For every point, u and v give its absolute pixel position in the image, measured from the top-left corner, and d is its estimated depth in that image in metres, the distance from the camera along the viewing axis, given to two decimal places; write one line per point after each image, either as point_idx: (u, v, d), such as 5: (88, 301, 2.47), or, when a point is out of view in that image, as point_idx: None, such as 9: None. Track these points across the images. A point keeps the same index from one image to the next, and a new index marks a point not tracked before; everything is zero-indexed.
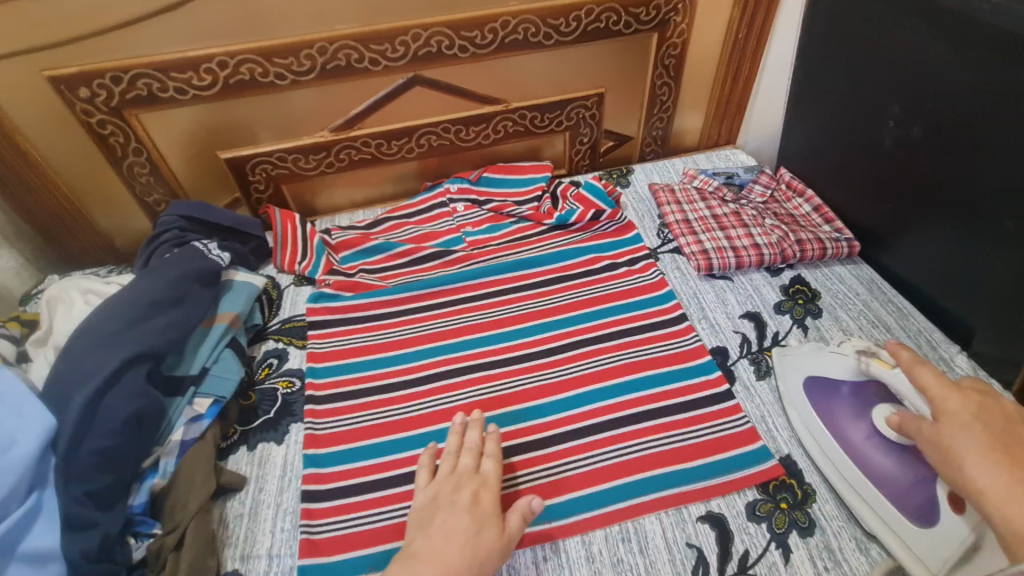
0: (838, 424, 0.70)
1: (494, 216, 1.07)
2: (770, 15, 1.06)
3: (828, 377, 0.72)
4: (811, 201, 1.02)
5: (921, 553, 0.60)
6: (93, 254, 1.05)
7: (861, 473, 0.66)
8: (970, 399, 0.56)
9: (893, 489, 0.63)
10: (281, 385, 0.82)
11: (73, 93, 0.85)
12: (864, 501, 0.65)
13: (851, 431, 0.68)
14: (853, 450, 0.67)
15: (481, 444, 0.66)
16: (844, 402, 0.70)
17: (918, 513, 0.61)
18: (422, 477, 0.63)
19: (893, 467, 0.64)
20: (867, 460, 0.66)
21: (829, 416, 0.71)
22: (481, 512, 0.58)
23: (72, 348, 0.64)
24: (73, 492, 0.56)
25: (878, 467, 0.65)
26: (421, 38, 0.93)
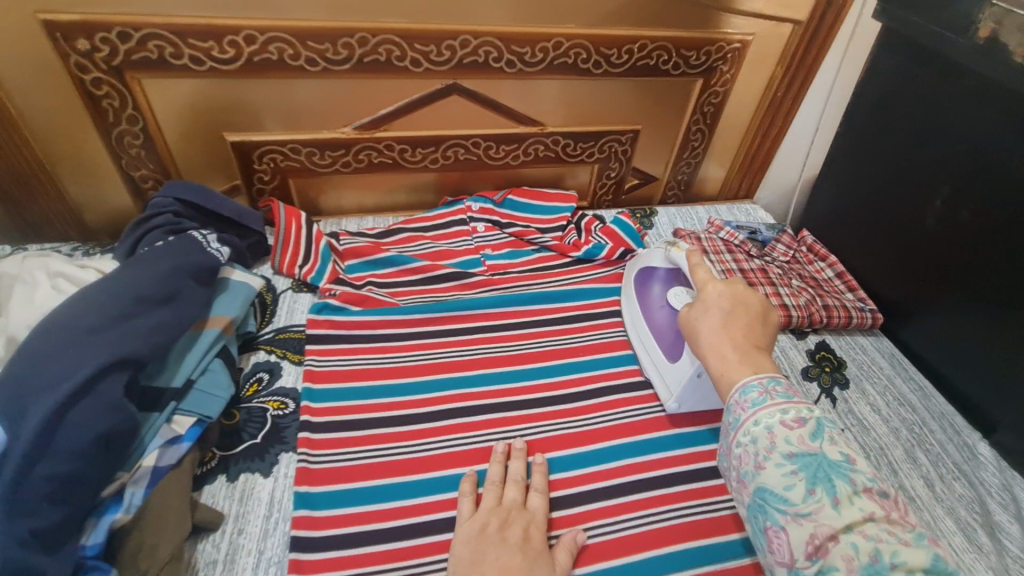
0: (646, 295, 0.84)
1: (514, 242, 1.00)
2: (808, 80, 1.05)
3: (648, 263, 0.86)
4: (834, 266, 1.02)
5: (667, 382, 0.77)
6: (56, 225, 0.92)
7: (647, 328, 0.82)
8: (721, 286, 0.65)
9: (661, 338, 0.79)
10: (272, 406, 0.72)
11: (70, 43, 0.74)
12: (645, 347, 0.82)
13: (653, 299, 0.83)
14: (647, 309, 0.83)
15: (526, 477, 0.66)
16: (657, 281, 0.84)
17: (671, 352, 0.77)
18: (467, 506, 0.62)
19: (667, 323, 0.79)
20: (652, 315, 0.81)
21: (642, 290, 0.85)
22: (531, 550, 0.57)
23: (34, 344, 0.53)
24: (15, 530, 0.45)
25: (657, 322, 0.80)
26: (470, 45, 0.87)
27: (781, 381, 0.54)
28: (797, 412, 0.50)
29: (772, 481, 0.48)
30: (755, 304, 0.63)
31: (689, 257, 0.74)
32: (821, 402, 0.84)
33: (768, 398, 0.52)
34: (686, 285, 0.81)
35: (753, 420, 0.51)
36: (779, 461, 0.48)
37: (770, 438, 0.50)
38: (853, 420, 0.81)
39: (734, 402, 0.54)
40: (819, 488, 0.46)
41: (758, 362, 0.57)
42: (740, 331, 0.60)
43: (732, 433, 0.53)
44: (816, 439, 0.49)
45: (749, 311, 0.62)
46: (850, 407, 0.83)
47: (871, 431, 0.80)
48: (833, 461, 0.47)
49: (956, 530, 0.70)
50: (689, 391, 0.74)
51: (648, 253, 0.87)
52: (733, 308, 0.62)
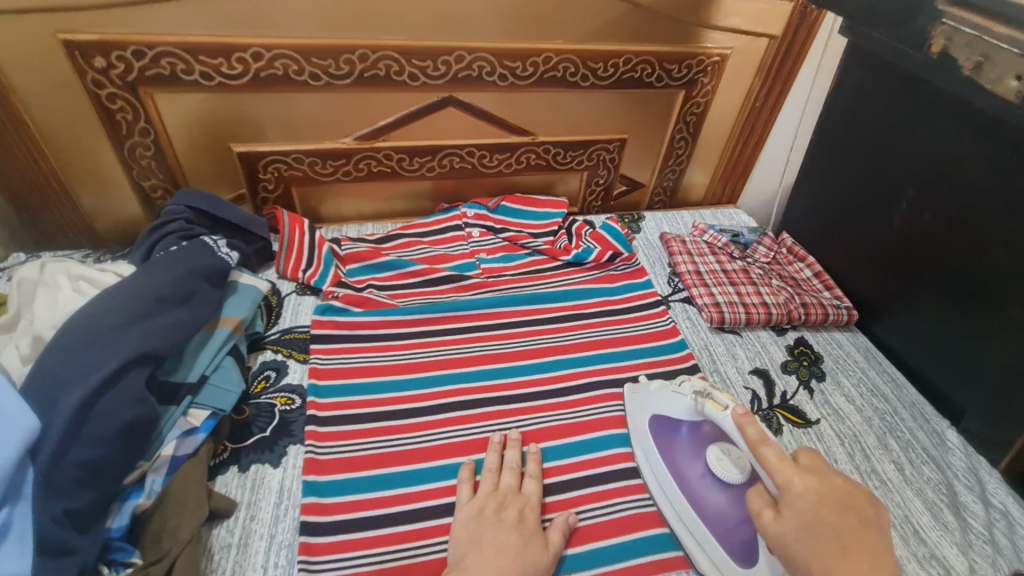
0: (677, 463, 0.71)
1: (508, 246, 1.04)
2: (785, 91, 1.11)
3: (669, 418, 0.73)
4: (811, 267, 1.08)
5: None
6: (68, 233, 0.96)
7: (692, 511, 0.67)
8: (812, 484, 0.53)
9: (720, 529, 0.65)
10: (280, 401, 0.76)
11: (88, 61, 0.79)
12: (695, 540, 0.66)
13: (690, 475, 0.69)
14: (688, 488, 0.69)
15: (521, 464, 0.70)
16: (687, 442, 0.72)
17: (739, 552, 0.64)
18: (466, 491, 0.66)
19: (721, 507, 0.66)
20: (698, 498, 0.68)
21: (673, 459, 0.71)
22: (526, 529, 0.62)
23: (63, 340, 0.57)
24: (51, 510, 0.49)
25: (707, 506, 0.67)
26: (464, 60, 0.92)
27: None
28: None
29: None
30: (857, 502, 0.53)
31: (735, 416, 0.60)
32: (799, 393, 0.89)
33: None
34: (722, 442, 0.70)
35: None
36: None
37: None
38: (829, 410, 0.86)
39: None
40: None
41: None
42: (861, 557, 0.49)
43: None
44: None
45: (855, 516, 0.52)
46: (827, 398, 0.88)
47: (846, 420, 0.85)
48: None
49: (924, 510, 0.75)
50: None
51: (660, 396, 0.73)
52: (837, 517, 0.51)
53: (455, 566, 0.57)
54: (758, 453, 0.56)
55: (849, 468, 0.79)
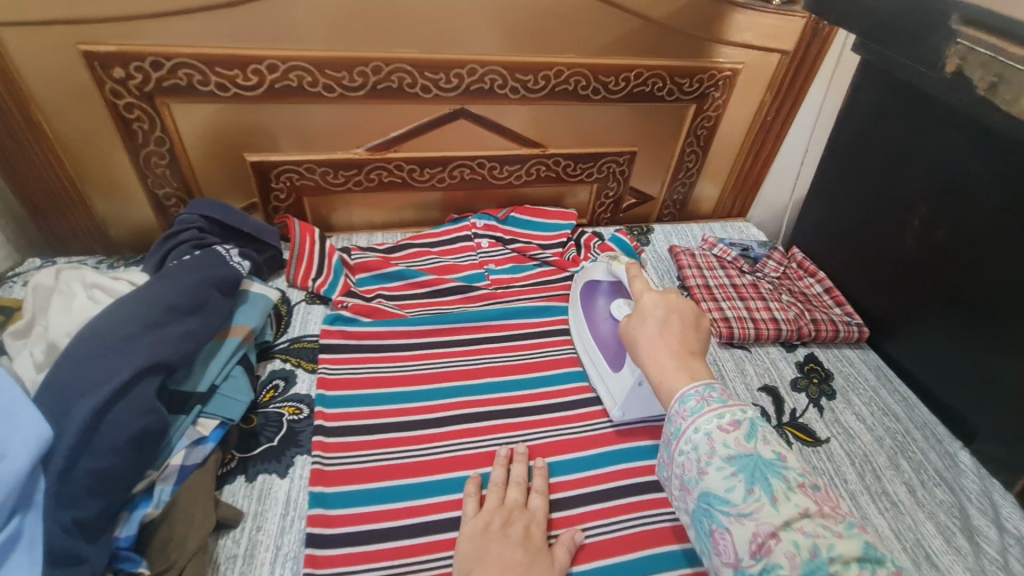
0: (591, 306, 0.86)
1: (517, 257, 1.04)
2: (797, 105, 1.10)
3: (594, 276, 0.87)
4: (822, 282, 1.07)
5: (611, 391, 0.80)
6: (83, 240, 0.97)
7: (591, 337, 0.84)
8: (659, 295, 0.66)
9: (606, 349, 0.81)
10: (287, 411, 0.76)
11: (107, 71, 0.80)
12: (590, 356, 0.85)
13: (597, 311, 0.84)
14: (592, 321, 0.85)
15: (527, 479, 0.70)
16: (601, 293, 0.85)
17: (614, 363, 0.80)
18: (472, 506, 0.65)
19: (610, 334, 0.82)
20: (597, 329, 0.83)
21: (587, 304, 0.87)
22: (532, 546, 0.61)
23: (75, 350, 0.58)
24: (60, 519, 0.50)
25: (601, 333, 0.83)
26: (476, 73, 0.93)
27: (716, 386, 0.56)
28: (732, 415, 0.52)
29: (715, 486, 0.50)
30: (689, 311, 0.64)
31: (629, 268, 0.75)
32: (809, 411, 0.88)
33: (705, 406, 0.54)
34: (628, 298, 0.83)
35: (695, 429, 0.53)
36: (720, 465, 0.50)
37: (710, 445, 0.51)
38: (839, 429, 0.86)
39: (675, 412, 0.55)
40: (758, 488, 0.48)
41: (694, 369, 0.58)
42: (674, 338, 0.61)
43: (674, 440, 0.55)
44: (750, 441, 0.51)
45: (683, 318, 0.64)
46: (837, 416, 0.88)
47: (856, 440, 0.84)
48: (768, 460, 0.50)
49: (936, 533, 0.74)
50: (630, 400, 0.77)
51: (593, 267, 0.88)
52: (669, 318, 0.64)
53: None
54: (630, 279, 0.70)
55: (858, 487, 0.78)
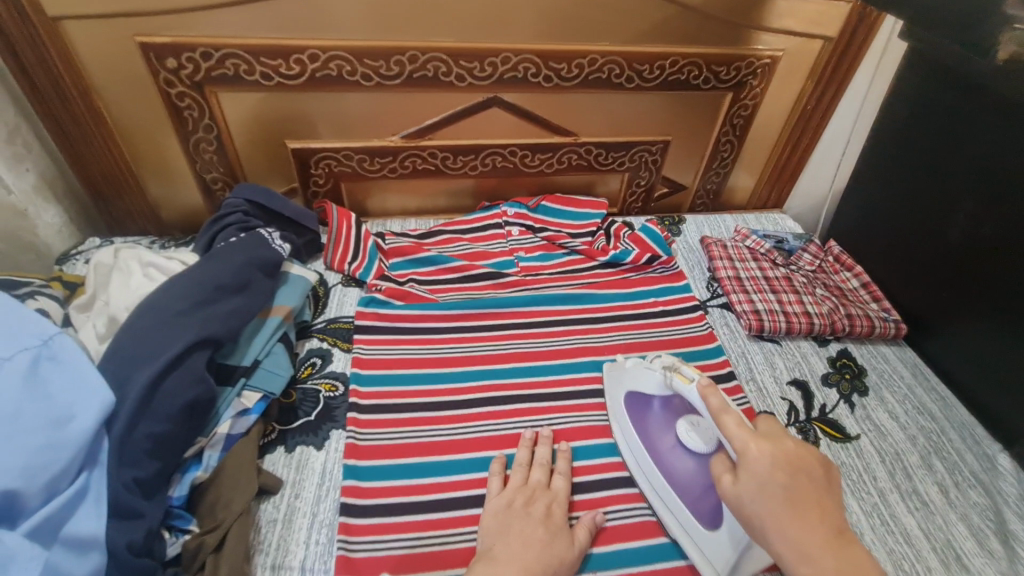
0: (651, 436, 0.72)
1: (547, 246, 1.05)
2: (840, 94, 1.06)
3: (642, 393, 0.74)
4: (859, 277, 1.04)
5: (709, 555, 0.64)
6: (137, 221, 1.03)
7: (662, 478, 0.70)
8: (770, 450, 0.54)
9: (688, 493, 0.67)
10: (324, 387, 0.80)
11: (161, 62, 0.85)
12: (666, 504, 0.69)
13: (661, 441, 0.71)
14: (659, 457, 0.70)
15: (552, 461, 0.72)
16: (659, 414, 0.73)
17: (707, 517, 0.64)
18: (496, 484, 0.68)
19: (690, 474, 0.68)
20: (669, 467, 0.69)
21: (645, 430, 0.73)
22: (553, 524, 0.63)
23: (137, 323, 0.63)
24: (123, 477, 0.54)
25: (677, 473, 0.68)
26: (510, 62, 0.93)
27: None
28: None
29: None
30: (809, 462, 0.54)
31: (703, 392, 0.61)
32: (839, 406, 0.86)
33: None
34: (690, 416, 0.71)
35: None
36: None
37: None
38: (870, 426, 0.84)
39: None
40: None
41: (859, 563, 0.48)
42: (813, 515, 0.51)
43: None
44: None
45: (808, 475, 0.53)
46: (868, 412, 0.86)
47: (888, 438, 0.83)
48: None
49: (969, 536, 0.73)
50: (738, 567, 0.61)
51: (635, 372, 0.73)
52: (793, 478, 0.53)
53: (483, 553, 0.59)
54: (719, 421, 0.58)
55: (888, 486, 0.77)
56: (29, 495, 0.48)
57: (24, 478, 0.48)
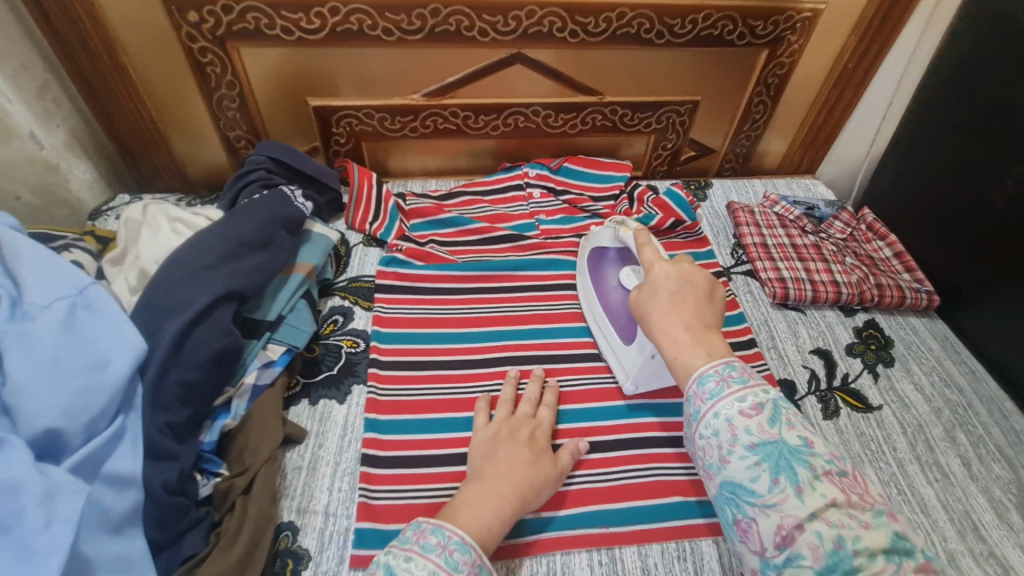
0: (600, 277, 0.85)
1: (569, 209, 1.04)
2: (884, 50, 0.99)
3: (601, 247, 0.86)
4: (892, 246, 1.00)
5: (624, 365, 0.78)
6: (164, 178, 1.05)
7: (601, 309, 0.83)
8: (674, 271, 0.64)
9: (617, 320, 0.80)
10: (346, 343, 0.82)
11: (182, 15, 0.84)
12: (601, 329, 0.83)
13: (607, 281, 0.83)
14: (602, 291, 0.83)
15: (539, 396, 0.75)
16: (609, 263, 0.84)
17: (626, 336, 0.78)
18: (482, 418, 0.71)
19: (621, 304, 0.80)
20: (607, 299, 0.82)
21: (597, 272, 0.86)
22: (536, 447, 0.67)
23: (167, 276, 0.65)
24: (157, 421, 0.57)
25: (611, 304, 0.81)
26: (535, 15, 0.90)
27: (735, 366, 0.55)
28: (754, 398, 0.52)
29: (738, 475, 0.50)
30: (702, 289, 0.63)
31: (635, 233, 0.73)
32: (862, 376, 0.85)
33: (724, 388, 0.54)
34: (636, 264, 0.81)
35: (714, 412, 0.53)
36: (743, 454, 0.50)
37: (731, 431, 0.51)
38: (893, 397, 0.83)
39: (693, 394, 0.55)
40: (782, 477, 0.48)
41: (710, 343, 0.58)
42: (687, 311, 0.60)
43: (694, 424, 0.55)
44: (774, 426, 0.51)
45: (696, 290, 0.62)
46: (892, 383, 0.85)
47: (911, 409, 0.81)
48: (794, 448, 0.49)
49: (987, 508, 0.72)
50: (642, 374, 0.75)
51: (600, 233, 0.87)
52: (680, 290, 0.62)
53: (473, 477, 0.62)
54: (641, 252, 0.69)
55: (907, 456, 0.76)
56: (72, 434, 0.52)
57: (66, 418, 0.51)
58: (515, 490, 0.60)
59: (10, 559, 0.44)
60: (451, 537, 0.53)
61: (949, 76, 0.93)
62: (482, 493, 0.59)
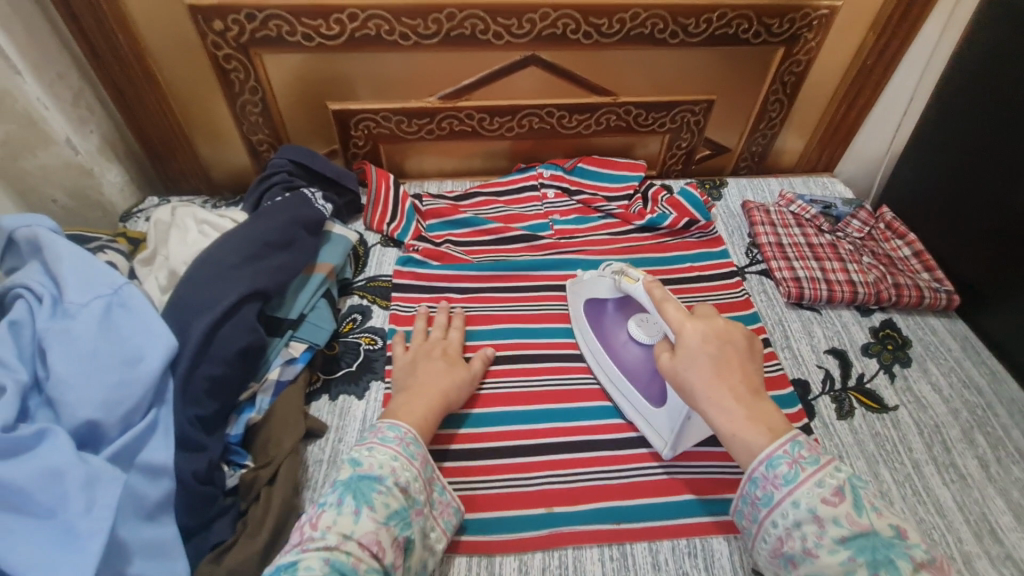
0: (606, 336, 0.80)
1: (582, 209, 1.05)
2: (904, 45, 0.98)
3: (597, 298, 0.82)
4: (911, 245, 0.99)
5: (658, 428, 0.73)
6: (190, 181, 1.09)
7: (617, 371, 0.78)
8: (705, 327, 0.60)
9: (638, 379, 0.75)
10: (364, 341, 0.84)
11: (208, 24, 0.87)
12: (620, 390, 0.78)
13: (615, 338, 0.79)
14: (613, 350, 0.78)
15: (447, 323, 0.83)
16: (612, 316, 0.80)
17: (656, 396, 0.73)
18: (400, 347, 0.78)
19: (640, 363, 0.76)
20: (621, 359, 0.77)
21: (602, 329, 0.81)
22: (450, 362, 0.76)
23: (195, 276, 0.68)
24: (187, 414, 0.60)
25: (628, 364, 0.76)
26: (549, 18, 0.91)
27: (803, 443, 0.53)
28: (833, 482, 0.50)
29: (830, 569, 0.48)
30: (737, 338, 0.60)
31: (648, 287, 0.68)
32: (878, 376, 0.85)
33: (799, 472, 0.51)
34: (642, 313, 0.79)
35: (792, 500, 0.51)
36: (833, 547, 0.48)
37: (816, 522, 0.49)
38: (910, 398, 0.82)
39: (762, 477, 0.53)
40: (883, 572, 0.46)
41: (764, 413, 0.56)
42: (734, 373, 0.58)
43: (764, 509, 0.53)
44: (862, 514, 0.49)
45: (733, 346, 0.59)
46: (909, 384, 0.84)
47: (928, 410, 0.81)
48: (888, 539, 0.48)
49: (1006, 511, 0.71)
50: (680, 436, 0.70)
51: (593, 281, 0.82)
52: (720, 350, 0.59)
53: (403, 388, 0.71)
54: (664, 313, 0.64)
55: (924, 458, 0.76)
56: (109, 425, 0.55)
57: (104, 410, 0.55)
58: (440, 393, 0.70)
59: (57, 540, 0.47)
60: (407, 433, 0.62)
61: (971, 72, 0.91)
62: (412, 397, 0.68)
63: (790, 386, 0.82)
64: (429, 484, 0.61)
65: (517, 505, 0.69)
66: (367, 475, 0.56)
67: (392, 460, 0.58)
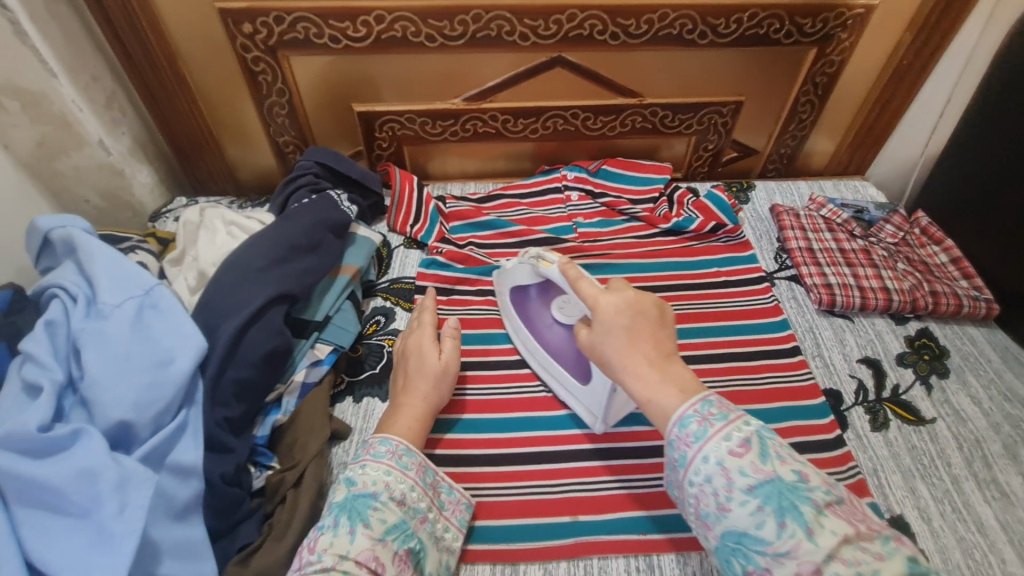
0: (533, 322, 0.79)
1: (607, 212, 1.03)
2: (944, 44, 0.94)
3: (521, 285, 0.79)
4: (948, 251, 0.96)
5: (588, 406, 0.73)
6: (217, 182, 1.10)
7: (546, 354, 0.77)
8: (622, 298, 0.58)
9: (565, 361, 0.75)
10: (387, 342, 0.84)
11: (238, 28, 0.88)
12: (552, 372, 0.78)
13: (539, 321, 0.78)
14: (539, 335, 0.78)
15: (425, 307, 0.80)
16: (535, 300, 0.78)
17: (581, 376, 0.73)
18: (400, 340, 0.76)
19: (564, 344, 0.75)
20: (547, 342, 0.77)
21: (527, 316, 0.80)
22: (419, 347, 0.73)
23: (223, 277, 0.69)
24: (215, 416, 0.61)
25: (554, 347, 0.76)
26: (576, 19, 0.90)
27: (714, 401, 0.51)
28: (740, 433, 0.48)
29: (741, 523, 0.45)
30: (651, 307, 0.58)
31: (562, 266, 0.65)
32: (914, 387, 0.82)
33: (708, 428, 0.49)
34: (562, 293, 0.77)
35: (702, 456, 0.48)
36: (742, 499, 0.45)
37: (724, 475, 0.47)
38: (948, 410, 0.79)
39: (676, 439, 0.51)
40: (789, 520, 0.43)
41: (681, 378, 0.54)
42: (649, 341, 0.56)
43: (680, 470, 0.50)
44: (766, 462, 0.47)
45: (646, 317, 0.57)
46: (947, 396, 0.81)
47: (968, 423, 0.78)
48: (791, 483, 0.45)
49: None
50: (608, 412, 0.70)
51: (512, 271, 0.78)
52: (635, 321, 0.57)
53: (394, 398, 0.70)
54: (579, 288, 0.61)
55: (963, 474, 0.73)
56: (140, 426, 0.55)
57: (135, 411, 0.55)
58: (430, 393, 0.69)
59: (91, 541, 0.48)
60: (398, 446, 0.61)
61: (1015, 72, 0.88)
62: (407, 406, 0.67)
63: (821, 396, 0.79)
64: (430, 489, 0.62)
65: (541, 512, 0.68)
66: (361, 493, 0.55)
67: (386, 475, 0.58)
